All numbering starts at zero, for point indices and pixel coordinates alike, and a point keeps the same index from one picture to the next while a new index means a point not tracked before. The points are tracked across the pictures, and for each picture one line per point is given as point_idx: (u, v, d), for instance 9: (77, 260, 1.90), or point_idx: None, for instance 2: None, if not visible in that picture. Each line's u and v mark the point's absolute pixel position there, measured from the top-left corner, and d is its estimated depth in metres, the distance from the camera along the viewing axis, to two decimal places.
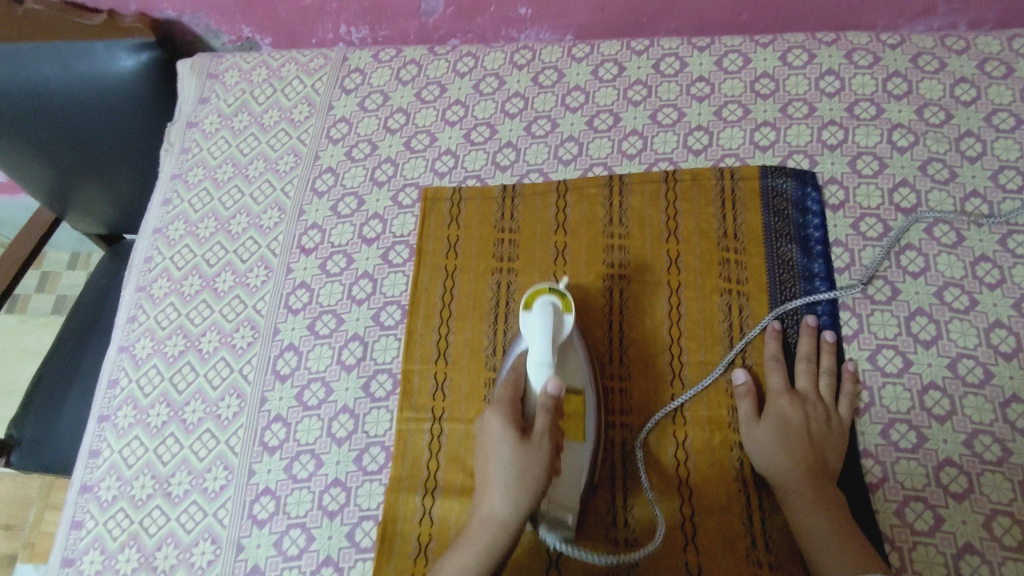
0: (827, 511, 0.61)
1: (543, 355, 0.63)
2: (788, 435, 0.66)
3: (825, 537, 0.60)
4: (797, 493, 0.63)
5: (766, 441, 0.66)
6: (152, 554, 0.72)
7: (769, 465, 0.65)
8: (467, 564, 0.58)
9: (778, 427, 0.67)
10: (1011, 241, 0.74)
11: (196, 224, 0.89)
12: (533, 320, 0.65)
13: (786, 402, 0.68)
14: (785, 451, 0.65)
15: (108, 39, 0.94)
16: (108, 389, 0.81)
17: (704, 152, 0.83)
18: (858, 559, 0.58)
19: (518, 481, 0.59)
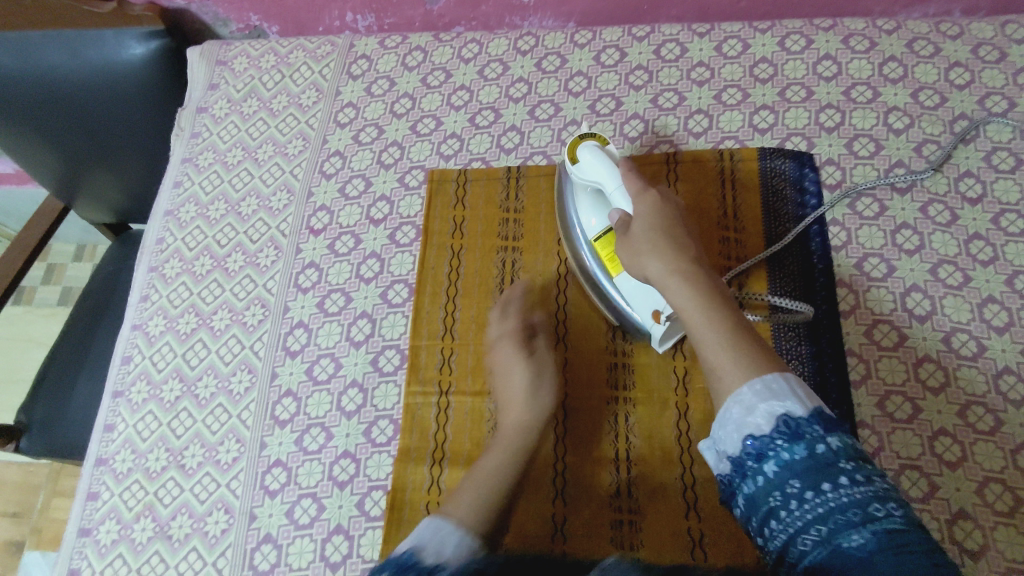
0: (712, 300, 0.60)
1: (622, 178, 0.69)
2: (670, 233, 0.65)
3: (711, 333, 0.58)
4: (681, 286, 0.61)
5: (646, 244, 0.64)
6: (166, 524, 0.73)
7: (653, 268, 0.63)
8: (503, 463, 0.65)
9: (654, 223, 0.65)
10: (1004, 219, 0.75)
11: (206, 206, 0.91)
12: (589, 165, 0.71)
13: (643, 206, 0.67)
14: (669, 246, 0.64)
15: (117, 26, 0.96)
16: (122, 365, 0.83)
17: (705, 135, 0.84)
18: (743, 347, 0.57)
19: (534, 386, 0.70)
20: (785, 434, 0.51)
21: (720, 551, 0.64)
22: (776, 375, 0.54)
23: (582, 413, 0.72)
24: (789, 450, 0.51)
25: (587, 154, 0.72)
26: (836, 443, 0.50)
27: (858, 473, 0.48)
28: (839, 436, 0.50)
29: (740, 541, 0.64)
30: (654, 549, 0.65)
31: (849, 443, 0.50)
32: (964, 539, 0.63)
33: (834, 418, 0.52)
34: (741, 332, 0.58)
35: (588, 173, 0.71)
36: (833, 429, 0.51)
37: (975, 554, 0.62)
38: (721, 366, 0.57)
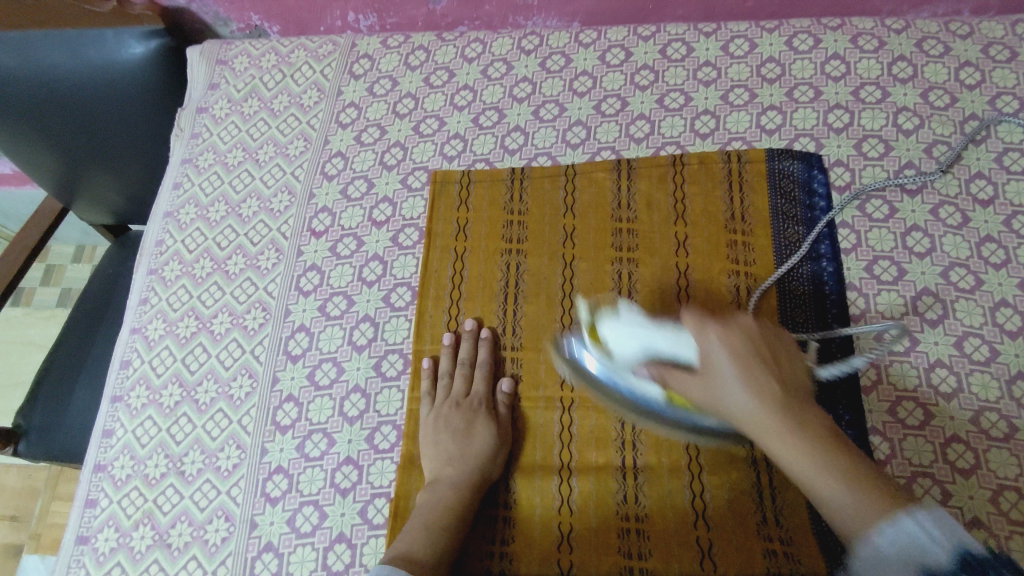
0: (824, 447, 0.51)
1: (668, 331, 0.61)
2: (756, 365, 0.55)
3: (824, 475, 0.50)
4: (787, 432, 0.52)
5: (729, 375, 0.55)
6: (166, 532, 0.72)
7: (740, 407, 0.55)
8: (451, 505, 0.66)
9: (735, 352, 0.56)
10: (1016, 221, 0.74)
11: (207, 208, 0.90)
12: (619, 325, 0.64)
13: (715, 337, 0.57)
14: (759, 379, 0.55)
15: (117, 26, 0.94)
16: (121, 370, 0.82)
17: (712, 136, 0.83)
18: (864, 484, 0.49)
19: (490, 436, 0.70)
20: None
21: (730, 560, 0.63)
22: (909, 516, 0.46)
23: (588, 420, 0.70)
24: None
25: (609, 328, 0.65)
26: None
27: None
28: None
29: (750, 549, 0.63)
30: (661, 558, 0.64)
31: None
32: None
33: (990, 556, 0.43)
34: (860, 471, 0.50)
35: (622, 341, 0.64)
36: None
37: None
38: (845, 514, 0.48)
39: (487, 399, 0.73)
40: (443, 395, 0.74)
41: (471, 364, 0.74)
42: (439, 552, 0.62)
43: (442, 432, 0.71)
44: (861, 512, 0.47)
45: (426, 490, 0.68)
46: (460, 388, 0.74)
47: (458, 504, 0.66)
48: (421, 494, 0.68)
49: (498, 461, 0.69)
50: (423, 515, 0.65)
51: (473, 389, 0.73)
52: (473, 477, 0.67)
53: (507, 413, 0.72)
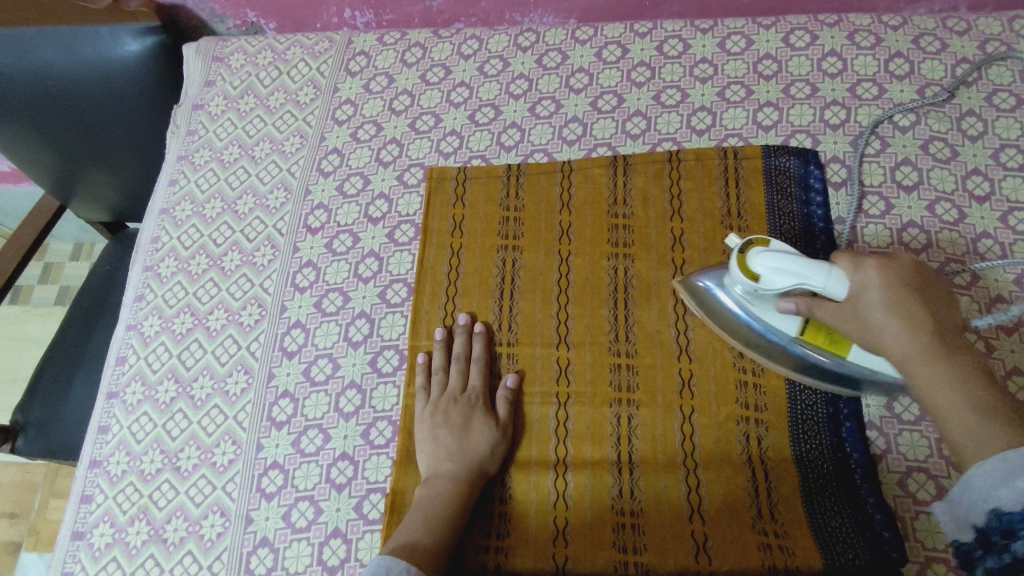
0: (965, 381, 0.51)
1: (829, 274, 0.58)
2: (912, 301, 0.55)
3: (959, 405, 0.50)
4: (930, 363, 0.53)
5: (884, 310, 0.55)
6: (161, 527, 0.72)
7: (891, 338, 0.55)
8: (448, 502, 0.65)
9: (892, 288, 0.55)
10: (1013, 217, 0.74)
11: (202, 204, 0.90)
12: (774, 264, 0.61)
13: (871, 273, 0.56)
14: (912, 312, 0.54)
15: (115, 23, 0.94)
16: (116, 366, 0.82)
17: (708, 132, 0.83)
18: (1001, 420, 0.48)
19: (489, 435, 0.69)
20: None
21: (725, 555, 0.63)
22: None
23: (584, 415, 0.71)
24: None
25: (760, 259, 0.62)
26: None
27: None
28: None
29: (744, 544, 0.63)
30: (657, 553, 0.64)
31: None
32: None
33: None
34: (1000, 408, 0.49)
35: (773, 275, 0.61)
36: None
37: None
38: (968, 442, 0.49)
39: (483, 394, 0.72)
40: (437, 390, 0.73)
41: (465, 360, 0.74)
42: (438, 547, 0.62)
43: (439, 426, 0.70)
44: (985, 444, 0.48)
45: (424, 485, 0.67)
46: (457, 382, 0.73)
47: (457, 497, 0.66)
48: (418, 489, 0.68)
49: (496, 456, 0.69)
50: (421, 510, 0.64)
51: (469, 385, 0.73)
52: (472, 471, 0.67)
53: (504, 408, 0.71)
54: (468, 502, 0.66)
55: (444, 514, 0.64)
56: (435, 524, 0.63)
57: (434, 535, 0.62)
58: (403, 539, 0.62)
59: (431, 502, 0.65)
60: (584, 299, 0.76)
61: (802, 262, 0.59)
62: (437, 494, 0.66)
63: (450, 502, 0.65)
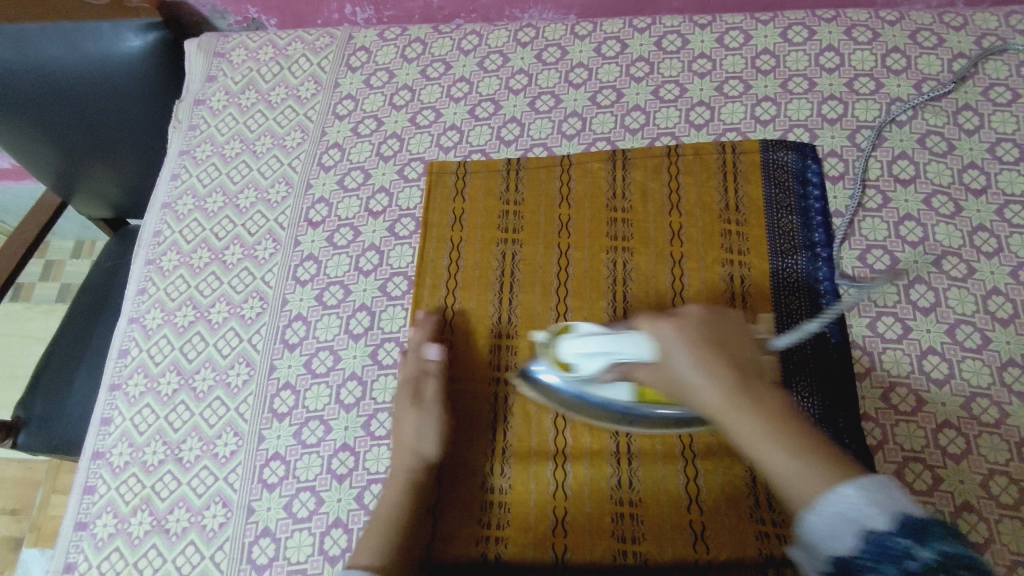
0: (780, 429, 0.49)
1: (635, 343, 0.61)
2: (712, 350, 0.53)
3: (779, 457, 0.48)
4: (743, 415, 0.50)
5: (688, 365, 0.53)
6: (164, 517, 0.73)
7: (699, 390, 0.52)
8: (398, 506, 0.66)
9: (692, 341, 0.53)
10: (1008, 211, 0.75)
11: (204, 198, 0.90)
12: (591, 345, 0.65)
13: (666, 330, 0.55)
14: (716, 364, 0.52)
15: (114, 19, 0.95)
16: (118, 358, 0.82)
17: (706, 127, 0.84)
18: (822, 462, 0.47)
19: (423, 426, 0.70)
20: (868, 552, 0.43)
21: (724, 544, 0.63)
22: (852, 487, 0.45)
23: None
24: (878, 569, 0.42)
25: (571, 345, 0.66)
26: (932, 554, 0.41)
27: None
28: (932, 547, 0.41)
29: (743, 533, 0.64)
30: (657, 541, 0.64)
31: (950, 552, 0.41)
32: (968, 533, 0.62)
33: (930, 521, 0.43)
34: (813, 447, 0.48)
35: (589, 354, 0.65)
36: (930, 539, 0.42)
37: (979, 546, 0.62)
38: (800, 494, 0.47)
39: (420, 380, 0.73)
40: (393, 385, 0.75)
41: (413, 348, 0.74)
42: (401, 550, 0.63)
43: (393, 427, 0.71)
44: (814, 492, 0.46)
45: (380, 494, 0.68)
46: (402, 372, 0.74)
47: (406, 499, 0.66)
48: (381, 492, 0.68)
49: (429, 438, 0.69)
50: (377, 519, 0.65)
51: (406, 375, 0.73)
52: (413, 468, 0.68)
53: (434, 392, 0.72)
54: (417, 495, 0.67)
55: (393, 516, 0.65)
56: (390, 530, 0.64)
57: (389, 539, 0.63)
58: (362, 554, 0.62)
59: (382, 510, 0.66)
60: (582, 293, 0.76)
61: (612, 336, 0.64)
62: (385, 501, 0.66)
63: (396, 504, 0.66)
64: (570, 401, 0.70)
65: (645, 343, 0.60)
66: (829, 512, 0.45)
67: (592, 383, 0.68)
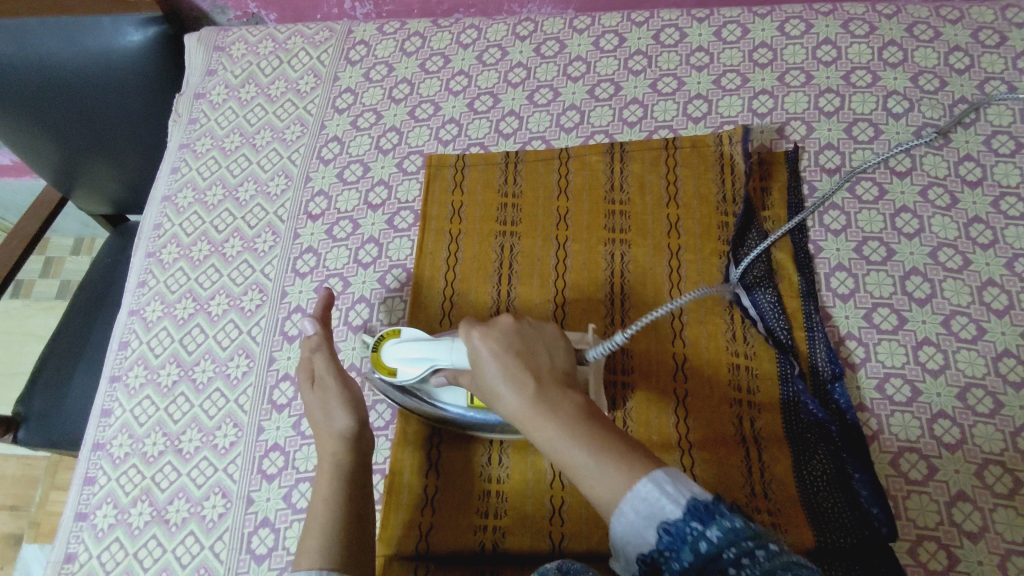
0: (575, 431, 0.50)
1: (450, 350, 0.63)
2: (515, 359, 0.54)
3: (581, 459, 0.49)
4: (543, 422, 0.51)
5: (495, 375, 0.54)
6: (163, 508, 0.73)
7: (506, 400, 0.53)
8: (328, 498, 0.63)
9: (498, 350, 0.55)
10: (1004, 203, 0.75)
11: (204, 192, 0.91)
12: (411, 351, 0.65)
13: (478, 341, 0.56)
14: (517, 374, 0.53)
15: (115, 13, 0.95)
16: (119, 350, 0.83)
17: (704, 120, 0.84)
18: (619, 461, 0.48)
19: (327, 413, 0.68)
20: (667, 542, 0.44)
21: None
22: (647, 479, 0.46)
23: None
24: (678, 558, 0.43)
25: (393, 350, 0.67)
26: (716, 532, 0.42)
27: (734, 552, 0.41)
28: (714, 524, 0.42)
29: None
30: None
31: (731, 527, 0.42)
32: (963, 522, 0.62)
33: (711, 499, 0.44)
34: (612, 444, 0.49)
35: (410, 359, 0.65)
36: (712, 518, 0.43)
37: (974, 535, 0.62)
38: (601, 495, 0.47)
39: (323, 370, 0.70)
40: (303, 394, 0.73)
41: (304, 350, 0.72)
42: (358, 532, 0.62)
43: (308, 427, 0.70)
44: (613, 490, 0.47)
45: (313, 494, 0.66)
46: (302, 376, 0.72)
47: (339, 484, 0.64)
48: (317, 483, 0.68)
49: (338, 420, 0.67)
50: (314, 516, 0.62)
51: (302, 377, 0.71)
52: (336, 453, 0.66)
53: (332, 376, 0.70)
54: (346, 480, 0.65)
55: (328, 507, 0.63)
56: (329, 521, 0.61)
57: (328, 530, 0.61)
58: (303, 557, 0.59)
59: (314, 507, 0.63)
60: (581, 285, 0.77)
61: (431, 343, 0.64)
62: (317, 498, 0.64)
63: (325, 497, 0.63)
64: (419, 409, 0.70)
65: (461, 351, 0.62)
66: (630, 510, 0.45)
67: (427, 386, 0.68)
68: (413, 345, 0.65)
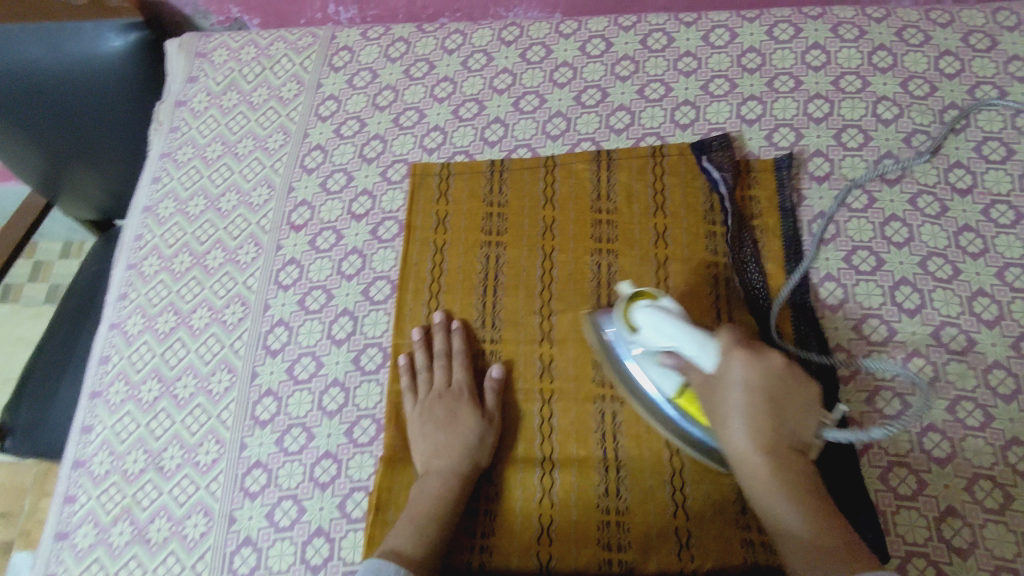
0: (794, 489, 0.56)
1: (702, 347, 0.59)
2: (765, 405, 0.57)
3: (791, 514, 0.55)
4: (763, 467, 0.56)
5: (738, 406, 0.57)
6: (145, 527, 0.72)
7: (735, 435, 0.58)
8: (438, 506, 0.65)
9: (752, 388, 0.57)
10: (994, 211, 0.74)
11: (185, 202, 0.89)
12: (657, 322, 0.62)
13: (737, 367, 0.57)
14: (761, 419, 0.57)
15: (96, 20, 0.93)
16: (99, 366, 0.81)
17: (691, 127, 0.83)
18: (833, 530, 0.54)
19: (474, 438, 0.69)
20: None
21: (706, 551, 0.63)
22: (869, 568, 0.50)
23: (568, 413, 0.70)
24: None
25: (643, 312, 0.63)
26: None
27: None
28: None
29: (726, 541, 0.63)
30: (641, 549, 0.64)
31: None
32: (952, 537, 0.62)
33: None
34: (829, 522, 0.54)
35: (651, 330, 0.63)
36: None
37: (963, 551, 0.61)
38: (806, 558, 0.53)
39: (471, 386, 0.73)
40: (423, 389, 0.73)
41: (450, 356, 0.74)
42: (432, 545, 0.62)
43: (430, 423, 0.71)
44: (823, 561, 0.51)
45: (418, 483, 0.68)
46: (442, 378, 0.73)
47: (447, 495, 0.66)
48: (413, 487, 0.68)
49: (486, 446, 0.69)
50: (414, 510, 0.65)
51: (454, 379, 0.73)
52: (462, 471, 0.67)
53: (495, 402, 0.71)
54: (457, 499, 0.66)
55: (433, 510, 0.64)
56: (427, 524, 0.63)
57: (423, 524, 0.63)
58: (395, 534, 0.63)
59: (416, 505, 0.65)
60: (568, 295, 0.76)
61: (686, 328, 0.61)
62: (422, 496, 0.66)
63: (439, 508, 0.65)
64: (622, 373, 0.69)
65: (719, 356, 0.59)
66: None
67: (648, 364, 0.66)
68: (664, 316, 0.62)
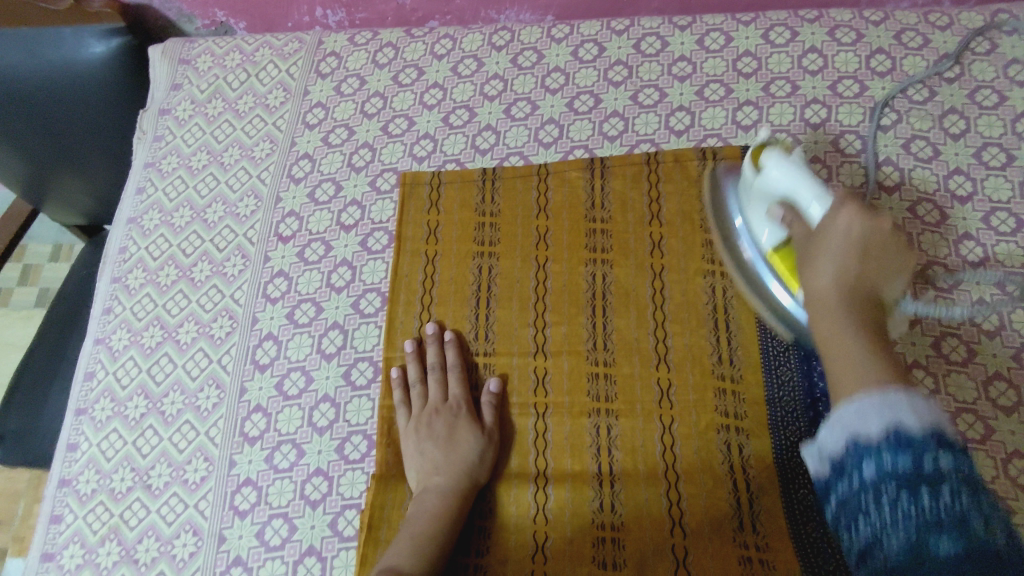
0: (862, 331, 0.50)
1: (816, 194, 0.57)
2: (858, 249, 0.52)
3: (851, 348, 0.48)
4: (835, 307, 0.51)
5: (829, 250, 0.53)
6: (133, 547, 0.71)
7: (818, 275, 0.53)
8: (436, 523, 0.63)
9: (851, 232, 0.53)
10: (995, 218, 0.73)
11: (170, 213, 0.87)
12: (778, 171, 0.61)
13: (844, 219, 0.54)
14: (852, 262, 0.52)
15: (75, 24, 0.91)
16: (84, 382, 0.80)
17: (686, 133, 0.81)
18: (890, 375, 0.46)
19: (473, 454, 0.68)
20: (891, 444, 0.41)
21: (705, 569, 0.62)
22: (899, 398, 0.43)
23: (562, 426, 0.69)
24: (894, 456, 0.41)
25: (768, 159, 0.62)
26: (950, 464, 0.40)
27: (963, 490, 0.40)
28: (950, 453, 0.41)
29: (725, 558, 0.62)
30: (637, 567, 0.63)
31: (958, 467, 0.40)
32: None
33: (957, 449, 0.41)
34: (883, 362, 0.47)
35: (773, 176, 0.61)
36: (949, 452, 0.41)
37: None
38: (842, 386, 0.47)
39: (466, 401, 0.71)
40: (417, 404, 0.72)
41: (442, 369, 0.73)
42: (429, 564, 0.60)
43: (424, 440, 0.69)
44: (858, 381, 0.46)
45: (414, 501, 0.66)
46: (436, 394, 0.72)
47: (447, 512, 0.64)
48: (409, 504, 0.66)
49: (485, 462, 0.68)
50: (411, 528, 0.63)
51: (449, 394, 0.71)
52: (461, 487, 0.66)
53: (492, 418, 0.70)
54: (455, 517, 0.64)
55: (432, 527, 0.63)
56: (425, 540, 0.62)
57: (420, 542, 0.62)
58: (392, 550, 0.61)
59: (413, 523, 0.64)
60: (562, 306, 0.74)
61: (805, 177, 0.59)
62: (420, 514, 0.64)
63: (439, 526, 0.63)
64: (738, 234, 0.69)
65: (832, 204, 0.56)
66: (864, 407, 0.43)
67: (756, 214, 0.65)
68: (791, 166, 0.60)
